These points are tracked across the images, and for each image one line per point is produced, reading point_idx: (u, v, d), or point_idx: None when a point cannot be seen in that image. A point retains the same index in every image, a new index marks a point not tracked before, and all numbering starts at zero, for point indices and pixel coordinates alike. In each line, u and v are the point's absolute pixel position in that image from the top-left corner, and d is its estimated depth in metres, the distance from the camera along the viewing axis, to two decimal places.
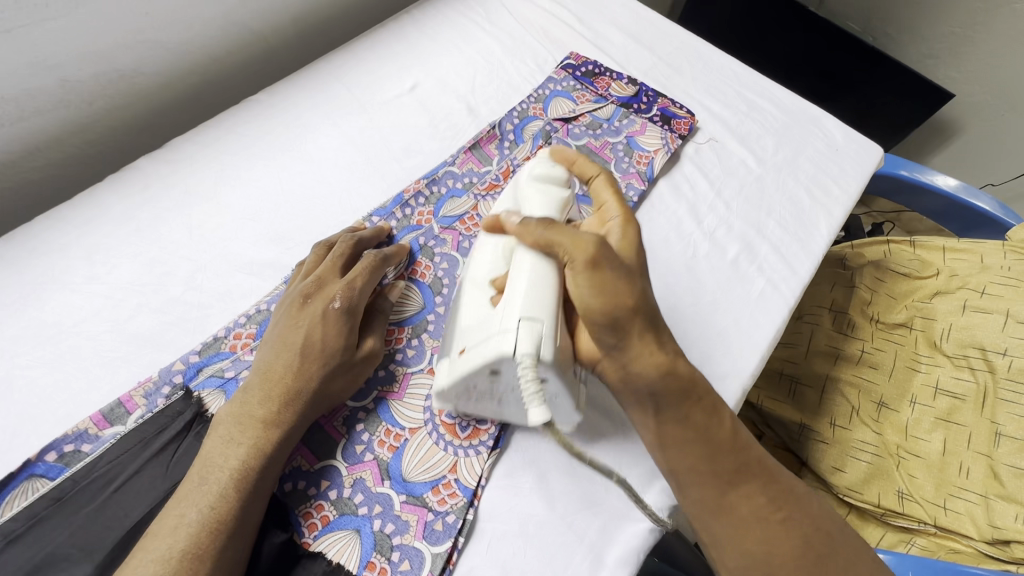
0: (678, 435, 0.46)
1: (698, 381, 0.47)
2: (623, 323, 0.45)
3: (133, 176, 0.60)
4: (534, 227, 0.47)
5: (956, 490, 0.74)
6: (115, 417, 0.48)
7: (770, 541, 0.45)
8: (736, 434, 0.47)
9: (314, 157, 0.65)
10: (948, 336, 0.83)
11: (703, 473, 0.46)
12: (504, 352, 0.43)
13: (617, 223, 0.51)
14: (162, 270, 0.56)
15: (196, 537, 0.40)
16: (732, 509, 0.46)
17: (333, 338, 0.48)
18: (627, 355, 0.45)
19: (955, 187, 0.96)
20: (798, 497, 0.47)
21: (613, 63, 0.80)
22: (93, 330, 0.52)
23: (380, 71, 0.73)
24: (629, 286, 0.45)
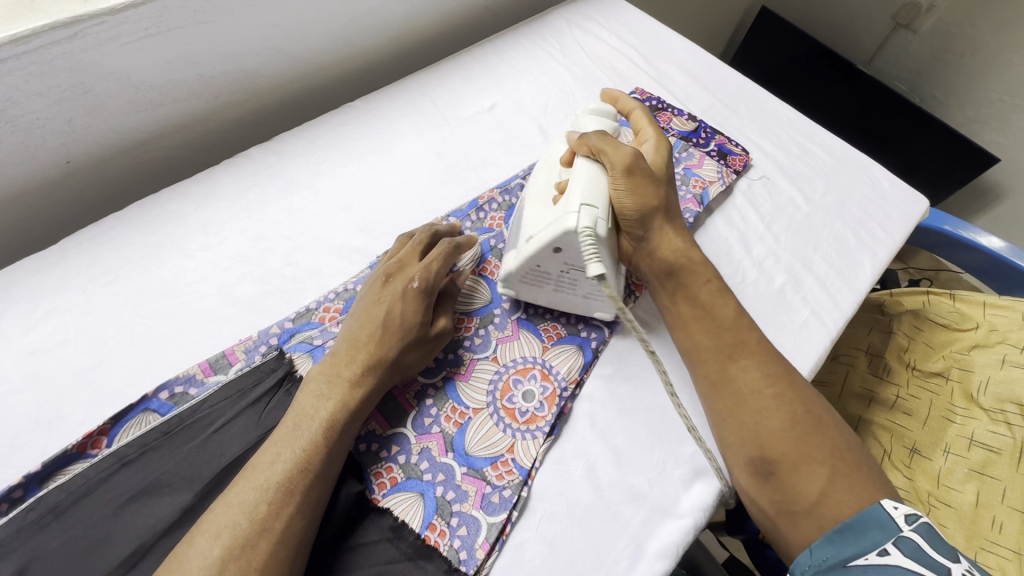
0: (690, 311, 0.57)
1: (710, 270, 0.59)
2: (650, 219, 0.58)
3: (245, 162, 0.68)
4: (591, 138, 0.59)
5: (987, 543, 0.75)
6: (218, 366, 0.54)
7: (761, 410, 0.51)
8: (740, 321, 0.56)
9: (401, 160, 0.72)
10: (985, 389, 0.84)
11: (705, 347, 0.55)
12: (568, 228, 0.52)
13: (651, 142, 0.65)
14: (264, 246, 0.62)
15: (288, 474, 0.45)
16: (731, 381, 0.53)
17: (410, 313, 0.54)
18: (652, 245, 0.59)
19: (1000, 247, 0.97)
20: (795, 383, 0.53)
21: (674, 100, 0.87)
22: (203, 291, 0.58)
23: (463, 90, 0.81)
24: (655, 191, 0.58)
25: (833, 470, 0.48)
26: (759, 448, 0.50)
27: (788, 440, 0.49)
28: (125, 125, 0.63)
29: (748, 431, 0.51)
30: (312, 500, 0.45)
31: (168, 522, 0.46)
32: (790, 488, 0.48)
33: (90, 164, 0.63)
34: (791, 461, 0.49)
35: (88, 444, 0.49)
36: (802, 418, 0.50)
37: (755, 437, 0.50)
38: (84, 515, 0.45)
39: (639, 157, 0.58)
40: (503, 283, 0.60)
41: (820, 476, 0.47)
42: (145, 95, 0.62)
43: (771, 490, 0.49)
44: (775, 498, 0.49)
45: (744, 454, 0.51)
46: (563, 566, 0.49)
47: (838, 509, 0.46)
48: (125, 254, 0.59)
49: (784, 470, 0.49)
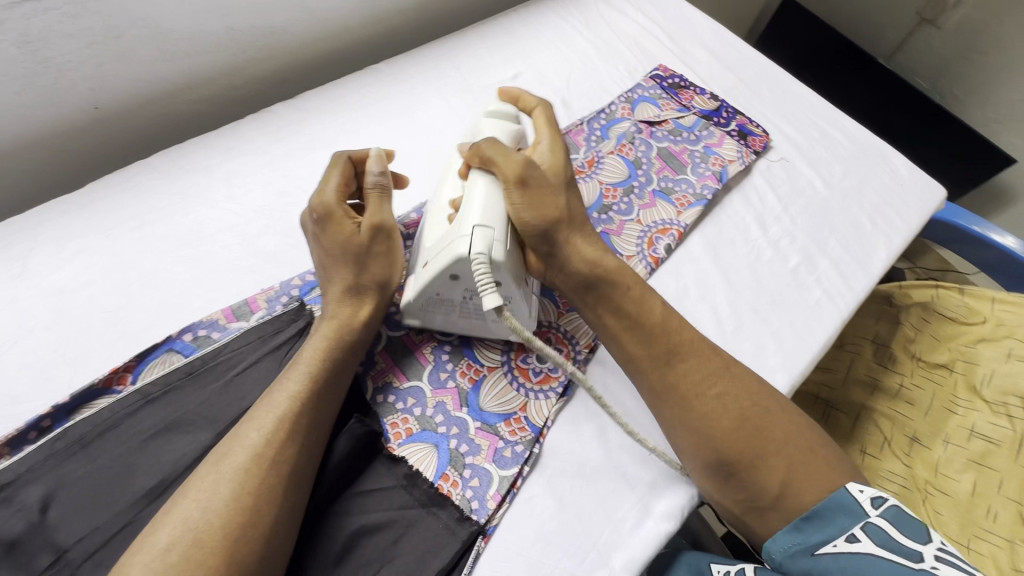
0: (619, 321, 0.54)
1: (632, 276, 0.55)
2: (554, 232, 0.53)
3: (269, 119, 0.69)
4: (483, 146, 0.54)
5: (981, 531, 0.77)
6: (241, 313, 0.55)
7: (711, 416, 0.49)
8: (670, 319, 0.54)
9: (424, 124, 0.72)
10: (988, 382, 0.85)
11: (643, 358, 0.52)
12: (460, 254, 0.49)
13: (546, 143, 0.59)
14: (287, 200, 0.63)
15: (298, 410, 0.46)
16: (673, 387, 0.51)
17: (338, 235, 0.53)
18: (561, 258, 0.54)
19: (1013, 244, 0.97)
20: (734, 377, 0.52)
21: (697, 79, 0.86)
22: (226, 241, 0.59)
23: (486, 59, 0.81)
24: (555, 200, 0.54)
25: (791, 460, 0.48)
26: (717, 454, 0.48)
27: (742, 439, 0.48)
28: (151, 74, 0.63)
29: (700, 438, 0.49)
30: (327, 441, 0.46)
31: (191, 458, 0.47)
32: (755, 487, 0.47)
33: (118, 111, 0.64)
34: (750, 462, 0.48)
35: (114, 379, 0.50)
36: (751, 413, 0.50)
37: (708, 444, 0.49)
38: (109, 447, 0.47)
39: (531, 165, 0.54)
40: (407, 314, 0.56)
41: (779, 468, 0.47)
42: (172, 45, 0.62)
43: (735, 490, 0.49)
44: (741, 497, 0.48)
45: (704, 463, 0.49)
46: (571, 520, 0.51)
47: (803, 497, 0.46)
48: (151, 201, 0.60)
49: (745, 470, 0.48)
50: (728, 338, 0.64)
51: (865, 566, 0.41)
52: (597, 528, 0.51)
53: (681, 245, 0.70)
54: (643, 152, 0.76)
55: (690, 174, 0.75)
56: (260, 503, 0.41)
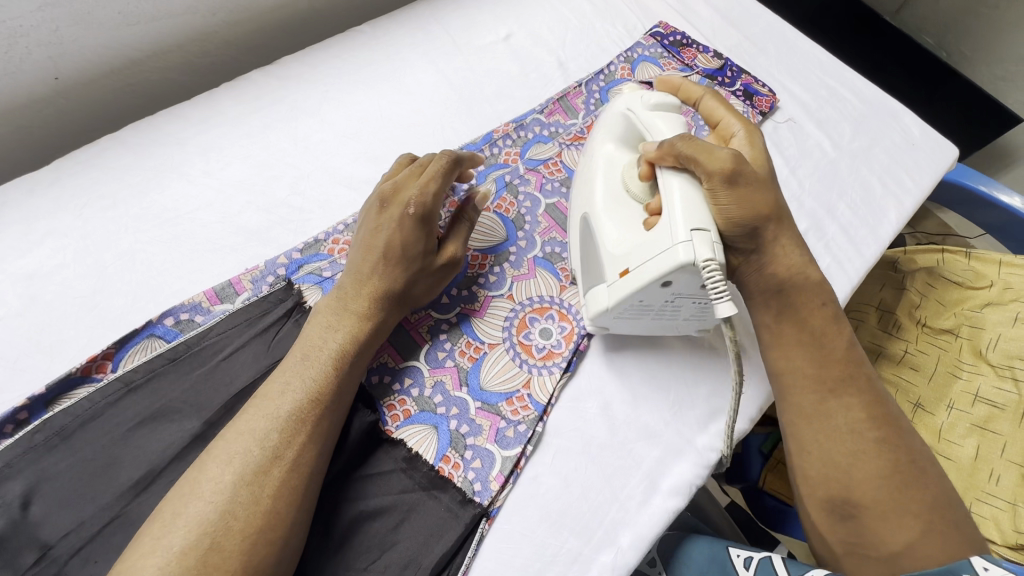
0: (794, 337, 0.51)
1: (826, 294, 0.53)
2: (759, 230, 0.49)
3: (246, 87, 0.64)
4: (677, 143, 0.47)
5: (983, 495, 0.78)
6: (225, 295, 0.52)
7: (855, 452, 0.48)
8: (851, 352, 0.51)
9: (411, 89, 0.68)
10: (994, 346, 0.85)
11: (803, 379, 0.50)
12: (682, 261, 0.43)
13: (741, 132, 0.55)
14: (269, 174, 0.59)
15: (301, 404, 0.44)
16: (828, 415, 0.49)
17: (411, 242, 0.51)
18: (763, 259, 0.51)
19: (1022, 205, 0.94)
20: (900, 429, 0.49)
21: (699, 36, 0.82)
22: (206, 219, 0.56)
23: (476, 18, 0.76)
24: (763, 191, 0.49)
25: (926, 526, 0.45)
26: (845, 491, 0.47)
27: (884, 488, 0.46)
28: (116, 41, 0.59)
29: (835, 468, 0.48)
30: (322, 427, 0.44)
31: (178, 448, 0.45)
32: (873, 532, 0.46)
33: (81, 83, 0.60)
34: (879, 507, 0.46)
35: (93, 368, 0.47)
36: (901, 466, 0.47)
37: (843, 477, 0.47)
38: (92, 439, 0.44)
39: (741, 159, 0.48)
40: (595, 323, 0.52)
41: (910, 530, 0.45)
42: (136, 7, 0.57)
43: (846, 531, 0.47)
44: (852, 540, 0.47)
45: (824, 494, 0.48)
46: (577, 500, 0.49)
47: (920, 563, 0.44)
48: (122, 178, 0.56)
49: (870, 517, 0.46)
50: None
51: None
52: (603, 506, 0.49)
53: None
54: None
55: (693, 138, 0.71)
56: (259, 494, 0.40)
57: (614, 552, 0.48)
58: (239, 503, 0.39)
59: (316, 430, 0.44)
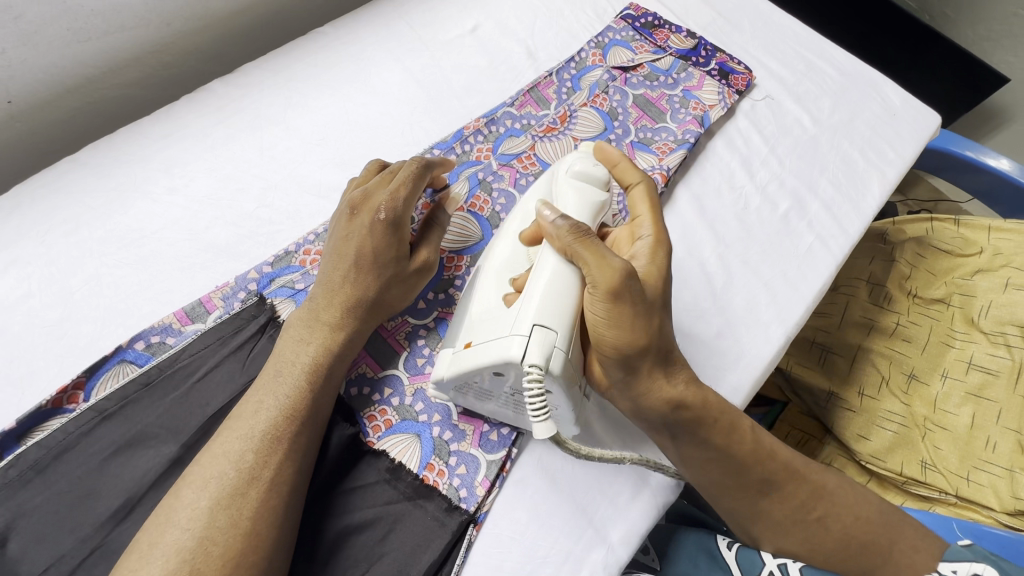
0: (699, 456, 0.48)
1: (718, 405, 0.48)
2: (636, 361, 0.44)
3: (207, 98, 0.62)
4: (568, 234, 0.44)
5: (981, 463, 0.78)
6: (196, 315, 0.51)
7: (796, 540, 0.49)
8: (758, 446, 0.49)
9: (377, 90, 0.67)
10: (986, 313, 0.85)
11: (731, 488, 0.49)
12: (512, 358, 0.41)
13: (644, 242, 0.49)
14: (235, 187, 0.58)
15: (275, 421, 0.43)
16: (766, 516, 0.49)
17: (382, 249, 0.50)
18: (643, 387, 0.46)
19: (1009, 167, 0.94)
20: (830, 493, 0.49)
21: (671, 16, 0.80)
22: (173, 237, 0.55)
23: (442, 12, 0.74)
24: (646, 322, 0.44)
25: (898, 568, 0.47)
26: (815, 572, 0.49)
27: (845, 556, 0.48)
28: (68, 59, 0.57)
29: (798, 560, 0.49)
30: (300, 444, 0.43)
31: (156, 474, 0.44)
32: None
33: (36, 105, 0.58)
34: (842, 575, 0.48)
35: (64, 399, 0.46)
36: (843, 529, 0.49)
37: (800, 556, 0.49)
38: (68, 470, 0.44)
39: (632, 270, 0.43)
40: (437, 389, 0.49)
41: None
42: (85, 23, 0.56)
43: None
44: None
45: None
46: (565, 499, 0.49)
47: None
48: (84, 200, 0.55)
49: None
50: (717, 294, 0.61)
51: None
52: (592, 504, 0.49)
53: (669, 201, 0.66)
54: (618, 101, 0.70)
55: (670, 122, 0.70)
56: (239, 518, 0.39)
57: (605, 550, 0.47)
58: (218, 529, 0.38)
59: (294, 448, 0.43)
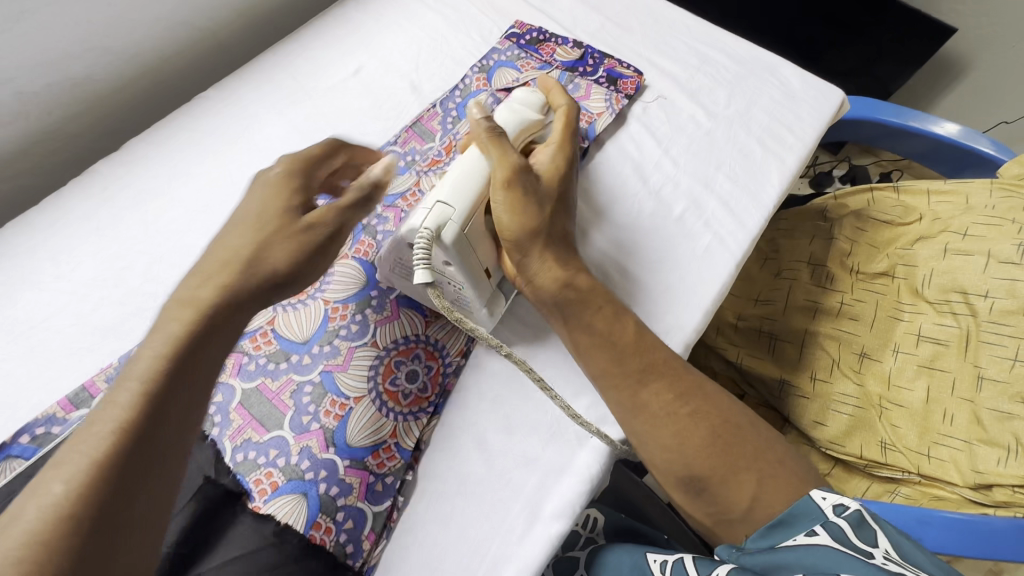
0: (589, 340, 0.52)
1: (599, 293, 0.53)
2: (529, 243, 0.52)
3: (92, 180, 0.64)
4: (483, 131, 0.51)
5: (940, 437, 0.74)
6: (80, 401, 0.51)
7: (676, 433, 0.48)
8: (642, 338, 0.52)
9: (260, 147, 0.67)
10: (929, 282, 0.81)
11: (618, 377, 0.50)
12: (414, 226, 0.49)
13: (552, 148, 0.57)
14: (121, 265, 0.59)
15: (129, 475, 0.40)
16: (645, 406, 0.50)
17: (286, 206, 0.48)
18: (530, 271, 0.53)
19: (954, 132, 0.92)
20: (706, 394, 0.51)
21: (559, 29, 0.79)
22: (60, 324, 0.56)
23: (324, 57, 0.74)
24: (537, 212, 0.52)
25: (760, 473, 0.47)
26: (688, 469, 0.48)
27: (712, 455, 0.48)
28: None
29: (672, 456, 0.48)
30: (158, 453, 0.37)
31: None
32: (723, 499, 0.47)
33: None
34: (715, 474, 0.47)
35: None
36: (716, 428, 0.49)
37: (670, 457, 0.48)
38: None
39: (525, 168, 0.52)
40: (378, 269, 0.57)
41: (748, 485, 0.46)
42: None
43: (705, 504, 0.48)
44: (711, 510, 0.48)
45: (674, 476, 0.49)
46: (455, 540, 0.49)
47: (772, 506, 0.45)
48: None
49: (716, 487, 0.47)
50: None
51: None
52: (483, 544, 0.49)
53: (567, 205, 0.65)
54: None
55: None
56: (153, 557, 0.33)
57: None
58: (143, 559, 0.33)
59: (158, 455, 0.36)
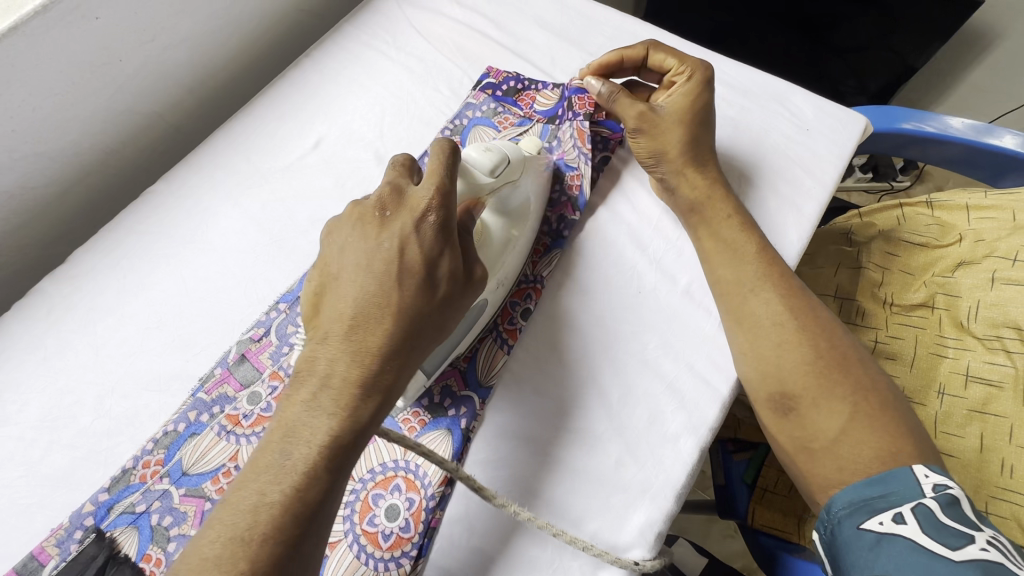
0: (718, 255, 0.54)
1: (764, 246, 0.53)
2: (740, 232, 0.54)
3: (36, 301, 0.58)
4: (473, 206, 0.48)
5: (998, 491, 0.63)
6: (29, 572, 0.47)
7: (831, 413, 0.45)
8: (791, 298, 0.50)
9: (216, 245, 0.61)
10: (975, 315, 0.70)
11: (788, 369, 0.47)
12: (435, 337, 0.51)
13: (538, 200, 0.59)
14: (71, 400, 0.54)
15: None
16: (750, 317, 0.51)
17: (452, 240, 0.44)
18: (734, 250, 0.53)
19: (965, 129, 0.83)
20: (842, 364, 0.47)
21: (537, 72, 0.71)
22: (8, 477, 0.51)
23: (281, 131, 0.68)
24: (749, 226, 0.55)
25: (854, 407, 0.45)
26: (780, 383, 0.48)
27: (807, 376, 0.47)
28: None
29: (763, 366, 0.49)
30: (227, 544, 0.35)
31: None
32: (811, 421, 0.46)
33: None
34: (894, 450, 0.43)
35: None
36: (886, 404, 0.45)
37: (760, 354, 0.49)
38: None
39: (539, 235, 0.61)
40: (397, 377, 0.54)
41: (838, 416, 0.45)
42: None
43: (791, 424, 0.47)
44: (798, 429, 0.47)
45: (764, 387, 0.49)
46: None
47: (859, 445, 0.44)
48: None
49: (807, 408, 0.46)
50: (622, 401, 0.53)
51: (908, 555, 0.38)
52: None
53: (544, 267, 0.59)
54: None
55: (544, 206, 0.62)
56: None
57: None
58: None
59: (230, 549, 0.35)
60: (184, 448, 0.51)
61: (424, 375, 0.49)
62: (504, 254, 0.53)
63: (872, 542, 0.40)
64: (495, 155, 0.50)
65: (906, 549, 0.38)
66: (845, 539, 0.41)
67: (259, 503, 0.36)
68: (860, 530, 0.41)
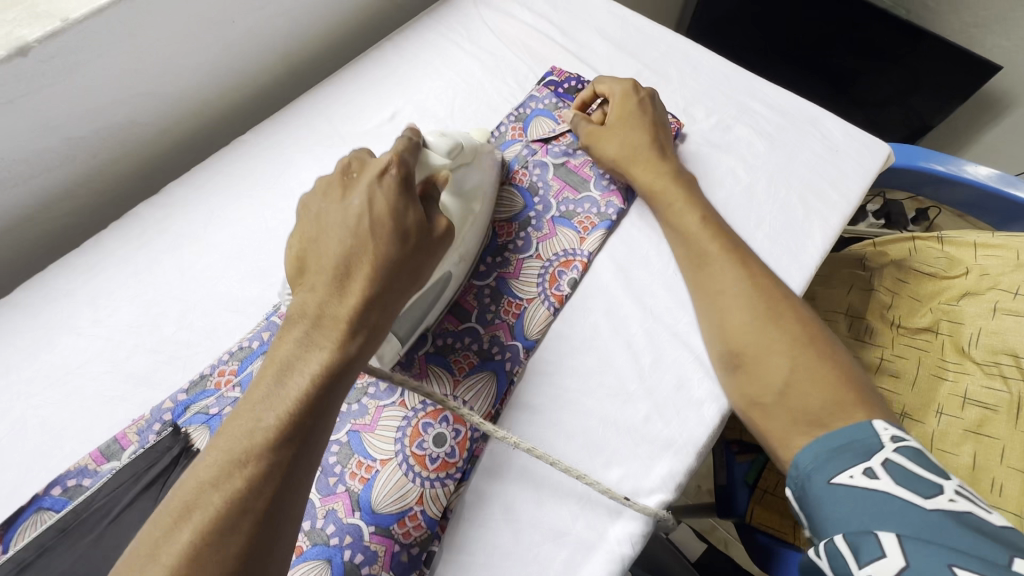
0: (675, 231, 0.62)
1: (715, 225, 0.61)
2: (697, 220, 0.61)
3: (132, 222, 0.65)
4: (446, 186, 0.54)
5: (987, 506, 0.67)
6: (111, 453, 0.52)
7: (776, 366, 0.51)
8: (739, 269, 0.57)
9: (295, 192, 0.68)
10: (977, 342, 0.76)
11: (733, 329, 0.54)
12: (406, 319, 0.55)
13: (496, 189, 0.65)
14: (156, 311, 0.60)
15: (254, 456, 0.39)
16: (705, 288, 0.58)
17: (412, 199, 0.49)
18: (692, 227, 0.61)
19: (985, 175, 0.89)
20: (786, 324, 0.53)
21: (596, 76, 0.79)
22: (96, 371, 0.56)
23: (360, 102, 0.75)
24: (706, 207, 0.62)
25: (795, 360, 0.51)
26: (729, 342, 0.54)
27: (750, 335, 0.53)
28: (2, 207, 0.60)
29: (718, 329, 0.55)
30: (224, 467, 0.39)
31: None
32: (756, 377, 0.52)
33: None
34: (837, 397, 0.48)
35: None
36: (826, 357, 0.51)
37: (715, 320, 0.56)
38: None
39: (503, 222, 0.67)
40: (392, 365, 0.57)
41: (783, 369, 0.51)
42: (11, 171, 0.58)
43: (741, 380, 0.53)
44: (747, 384, 0.53)
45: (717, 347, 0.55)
46: None
47: (802, 393, 0.49)
48: (14, 342, 0.58)
49: (752, 363, 0.52)
50: (645, 370, 0.58)
51: (878, 507, 0.41)
52: None
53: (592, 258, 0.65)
54: (539, 175, 0.70)
55: (593, 191, 0.69)
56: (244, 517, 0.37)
57: None
58: (206, 563, 0.36)
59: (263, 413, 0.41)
60: (256, 363, 0.56)
61: (398, 338, 0.54)
62: (465, 229, 0.59)
63: (842, 496, 0.43)
64: (448, 141, 0.56)
65: (874, 498, 0.41)
66: (816, 494, 0.44)
67: (254, 426, 0.40)
68: (831, 485, 0.44)
